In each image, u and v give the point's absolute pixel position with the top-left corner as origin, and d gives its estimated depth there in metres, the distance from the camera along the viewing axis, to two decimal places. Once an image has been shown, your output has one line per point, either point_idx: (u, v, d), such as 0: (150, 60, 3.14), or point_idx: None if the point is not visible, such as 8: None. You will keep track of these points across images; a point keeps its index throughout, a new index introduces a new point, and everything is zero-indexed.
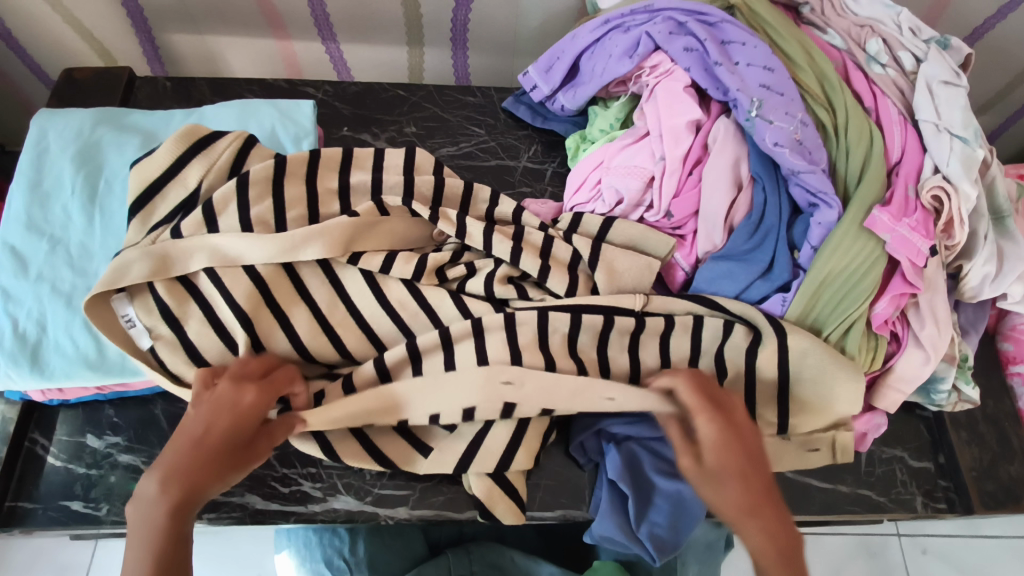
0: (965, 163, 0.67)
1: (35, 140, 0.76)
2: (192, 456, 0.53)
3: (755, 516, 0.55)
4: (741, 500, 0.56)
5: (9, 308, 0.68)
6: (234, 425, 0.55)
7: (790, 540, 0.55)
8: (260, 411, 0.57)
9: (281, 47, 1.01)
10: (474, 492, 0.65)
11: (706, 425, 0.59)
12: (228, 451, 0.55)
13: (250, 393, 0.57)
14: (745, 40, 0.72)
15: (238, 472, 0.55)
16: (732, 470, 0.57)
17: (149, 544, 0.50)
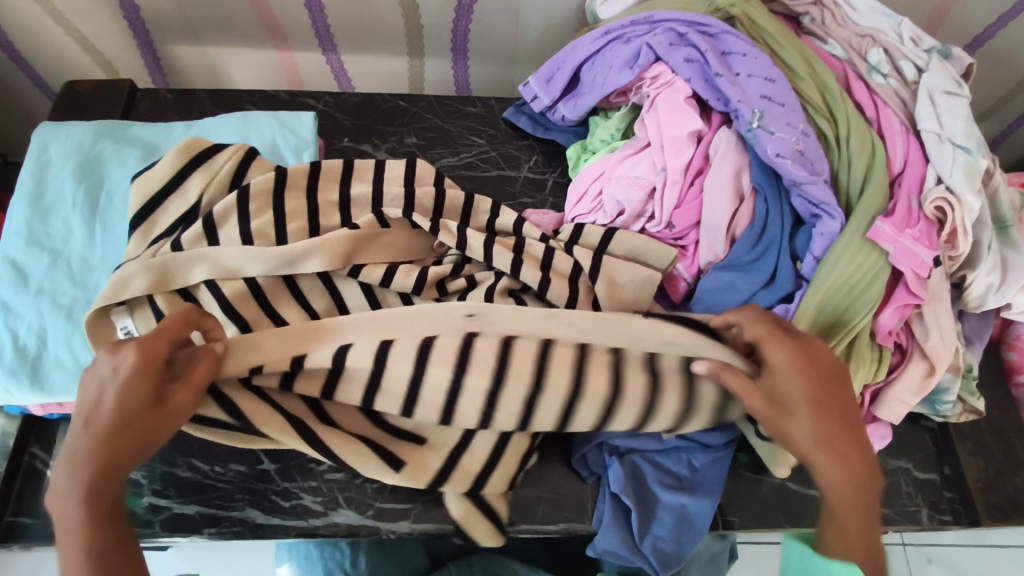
0: (967, 174, 0.67)
1: (36, 153, 0.76)
2: (90, 442, 0.52)
3: (828, 448, 0.57)
4: (819, 436, 0.57)
5: (9, 322, 0.67)
6: (119, 395, 0.52)
7: (862, 469, 0.57)
8: (150, 370, 0.54)
9: (282, 58, 1.02)
10: (452, 512, 0.66)
11: (781, 355, 0.59)
12: (124, 423, 0.52)
13: (128, 359, 0.53)
14: (745, 51, 0.71)
15: (140, 438, 0.52)
16: (805, 399, 0.58)
17: (73, 534, 0.51)
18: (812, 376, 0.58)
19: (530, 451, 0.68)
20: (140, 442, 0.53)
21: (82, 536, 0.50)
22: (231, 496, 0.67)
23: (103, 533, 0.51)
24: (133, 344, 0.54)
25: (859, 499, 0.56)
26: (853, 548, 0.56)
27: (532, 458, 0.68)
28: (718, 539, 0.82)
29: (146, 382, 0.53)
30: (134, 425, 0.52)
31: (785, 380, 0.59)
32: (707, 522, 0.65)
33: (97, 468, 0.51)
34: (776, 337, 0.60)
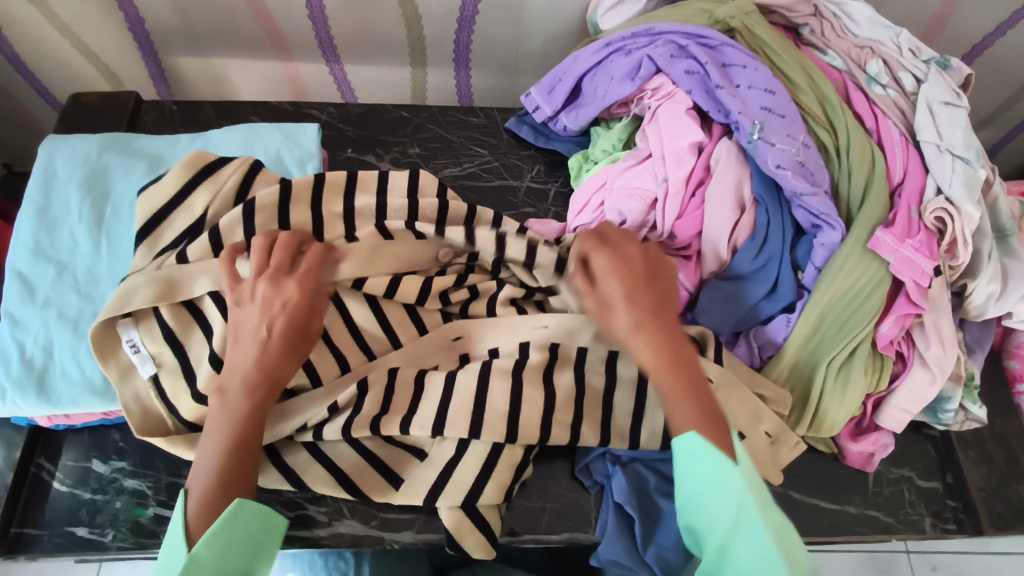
0: (967, 184, 0.68)
1: (43, 165, 0.77)
2: (260, 356, 0.60)
3: (640, 333, 0.61)
4: (634, 323, 0.61)
5: (16, 335, 0.68)
6: (285, 321, 0.61)
7: (676, 350, 0.60)
8: (307, 302, 0.63)
9: (286, 69, 1.03)
10: (444, 521, 0.65)
11: (600, 258, 0.64)
12: (292, 341, 0.61)
13: (292, 289, 0.62)
14: (745, 63, 0.72)
15: (297, 359, 0.62)
16: (618, 294, 0.62)
17: (221, 435, 0.57)
18: (627, 272, 0.63)
19: (524, 461, 0.67)
20: (295, 364, 0.62)
21: (229, 437, 0.57)
22: None
23: (252, 437, 0.58)
24: (293, 279, 0.63)
25: (679, 376, 0.59)
26: (683, 423, 0.58)
27: (528, 468, 0.68)
28: None
29: (305, 314, 0.62)
30: (293, 348, 0.61)
31: (602, 279, 0.63)
32: None
33: (264, 380, 0.59)
34: (596, 245, 0.65)
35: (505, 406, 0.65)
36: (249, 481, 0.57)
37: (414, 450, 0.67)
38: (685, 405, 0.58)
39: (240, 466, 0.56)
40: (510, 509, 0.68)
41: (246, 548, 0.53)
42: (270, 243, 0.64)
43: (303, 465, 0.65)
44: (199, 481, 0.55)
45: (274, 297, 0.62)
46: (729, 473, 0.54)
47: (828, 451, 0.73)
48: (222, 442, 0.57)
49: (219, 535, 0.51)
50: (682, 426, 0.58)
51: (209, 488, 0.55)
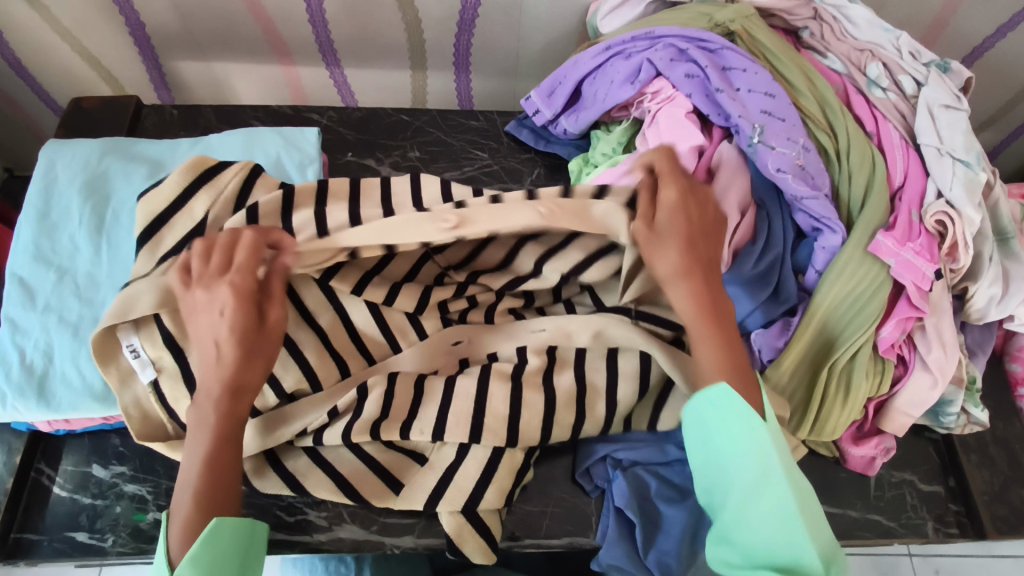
0: (967, 187, 0.68)
1: (43, 170, 0.77)
2: (216, 370, 0.57)
3: (684, 280, 0.59)
4: (682, 267, 0.60)
5: (17, 340, 0.68)
6: (232, 326, 0.57)
7: (717, 301, 0.60)
8: (248, 301, 0.58)
9: (286, 73, 1.03)
10: (444, 526, 0.64)
11: (669, 194, 0.61)
12: (242, 346, 0.57)
13: (226, 295, 0.57)
14: (745, 67, 0.72)
15: (258, 362, 0.58)
16: (675, 237, 0.60)
17: (198, 451, 0.56)
18: (692, 218, 0.61)
19: (525, 466, 0.67)
20: (264, 365, 0.58)
21: (206, 452, 0.56)
22: None
23: (228, 450, 0.56)
24: (228, 281, 0.58)
25: (715, 324, 0.59)
26: (710, 368, 0.58)
27: (529, 472, 0.68)
28: None
29: (251, 314, 0.58)
30: (251, 351, 0.57)
31: (665, 212, 0.61)
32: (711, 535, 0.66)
33: (229, 391, 0.57)
34: (671, 177, 0.63)
35: (505, 410, 0.65)
36: (232, 493, 0.56)
37: (415, 455, 0.66)
38: (718, 354, 0.58)
39: (222, 477, 0.55)
40: (511, 514, 0.68)
41: (233, 557, 0.53)
42: (210, 246, 0.59)
43: (303, 470, 0.65)
44: (182, 497, 0.54)
45: (212, 305, 0.57)
46: (762, 440, 0.54)
47: (829, 456, 0.73)
48: (199, 459, 0.55)
49: (201, 555, 0.51)
50: (711, 374, 0.58)
51: (190, 506, 0.54)
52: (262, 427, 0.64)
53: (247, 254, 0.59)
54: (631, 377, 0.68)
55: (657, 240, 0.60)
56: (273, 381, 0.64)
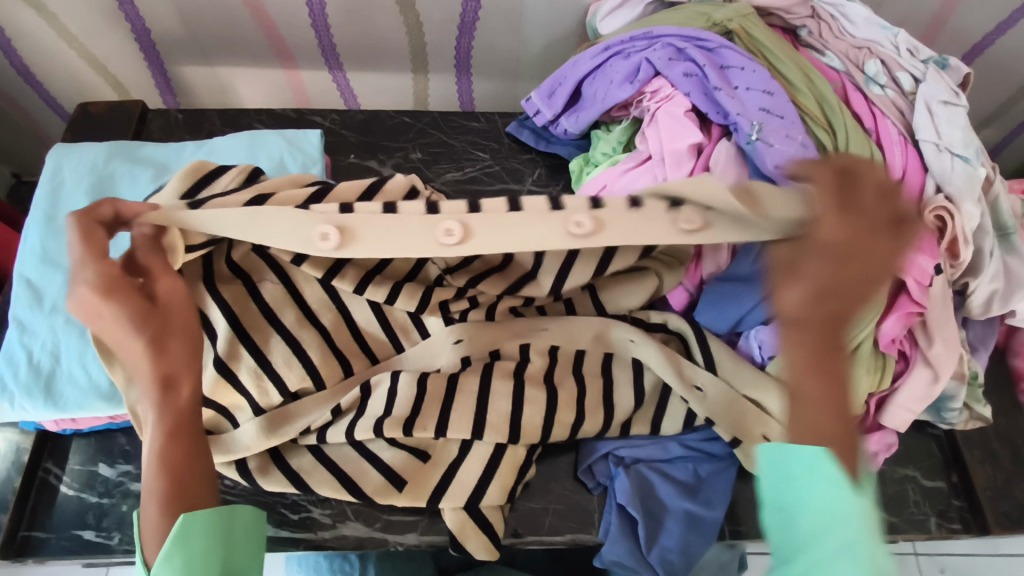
0: (966, 182, 0.68)
1: (51, 173, 0.78)
2: (134, 365, 0.51)
3: (796, 329, 0.48)
4: (796, 312, 0.48)
5: (25, 340, 0.69)
6: (122, 316, 0.51)
7: (832, 359, 0.48)
8: (121, 284, 0.52)
9: (289, 77, 1.04)
10: (447, 523, 0.65)
11: (833, 227, 0.50)
12: (144, 326, 0.52)
13: (86, 293, 0.51)
14: (743, 65, 0.73)
15: (171, 339, 0.53)
16: (817, 279, 0.48)
17: (150, 458, 0.50)
18: (836, 267, 0.49)
19: (527, 462, 0.68)
20: (184, 344, 0.53)
21: (158, 454, 0.50)
22: None
23: (178, 444, 0.51)
24: (81, 278, 0.51)
25: (828, 381, 0.47)
26: (809, 426, 0.48)
27: (531, 469, 0.68)
28: (728, 548, 0.81)
29: (134, 295, 0.52)
30: (158, 331, 0.52)
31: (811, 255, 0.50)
32: (712, 529, 0.66)
33: (157, 383, 0.51)
34: (825, 200, 0.51)
35: (507, 407, 0.66)
36: (206, 484, 0.51)
37: (419, 453, 0.66)
38: (822, 415, 0.47)
39: (191, 473, 0.51)
40: (514, 511, 0.69)
41: (216, 549, 0.49)
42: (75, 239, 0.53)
43: (307, 468, 0.66)
44: (150, 507, 0.49)
45: (84, 302, 0.51)
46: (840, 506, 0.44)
47: None
48: (153, 464, 0.50)
49: (176, 554, 0.47)
50: (825, 436, 0.47)
51: (160, 510, 0.49)
52: (264, 426, 0.64)
53: (83, 240, 0.53)
54: (634, 379, 0.69)
55: (793, 279, 0.50)
56: (276, 380, 0.65)
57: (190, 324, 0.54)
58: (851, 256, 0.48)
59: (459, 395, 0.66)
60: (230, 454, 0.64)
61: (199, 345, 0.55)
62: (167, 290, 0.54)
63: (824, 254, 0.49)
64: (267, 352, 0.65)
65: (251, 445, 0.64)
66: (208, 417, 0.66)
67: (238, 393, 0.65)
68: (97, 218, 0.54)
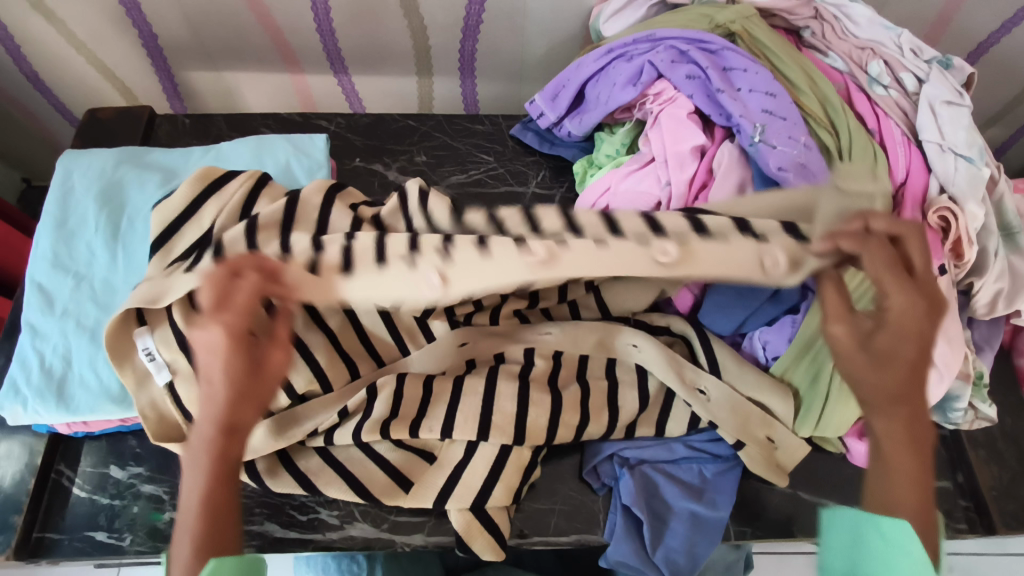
0: (970, 183, 0.69)
1: (61, 179, 0.79)
2: (213, 410, 0.51)
3: (898, 403, 0.51)
4: (891, 391, 0.51)
5: (37, 344, 0.70)
6: (230, 369, 0.51)
7: (919, 427, 0.52)
8: (243, 341, 0.51)
9: (295, 82, 1.05)
10: (454, 524, 0.65)
11: (901, 299, 0.51)
12: (247, 379, 0.52)
13: (219, 336, 0.50)
14: (746, 67, 0.73)
15: (257, 402, 0.53)
16: (903, 346, 0.51)
17: (194, 496, 0.51)
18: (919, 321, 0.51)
19: (533, 464, 0.68)
20: (263, 404, 0.53)
21: (203, 495, 0.51)
22: (250, 511, 0.69)
23: (225, 490, 0.52)
24: (223, 323, 0.51)
25: (916, 456, 0.51)
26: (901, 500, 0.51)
27: (536, 470, 0.69)
28: (735, 548, 0.81)
29: (249, 350, 0.52)
30: (252, 387, 0.52)
31: (888, 335, 0.51)
32: (719, 527, 0.66)
33: (225, 431, 0.52)
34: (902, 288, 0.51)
35: (511, 407, 0.66)
36: (234, 529, 0.52)
37: (425, 454, 0.67)
38: (911, 484, 0.51)
39: (222, 524, 0.51)
40: (520, 511, 0.69)
41: None
42: (228, 274, 0.52)
43: (315, 470, 0.67)
44: (181, 548, 0.49)
45: (204, 342, 0.51)
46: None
47: (835, 452, 0.73)
48: (196, 501, 0.51)
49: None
50: (900, 505, 0.51)
51: (191, 552, 0.49)
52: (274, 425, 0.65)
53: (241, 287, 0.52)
54: (638, 382, 0.70)
55: (878, 362, 0.51)
56: (284, 383, 0.65)
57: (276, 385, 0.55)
58: (870, 338, 0.52)
59: (467, 398, 0.67)
60: None
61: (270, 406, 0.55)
62: (279, 357, 0.54)
63: (879, 332, 0.52)
64: None
65: (260, 447, 0.65)
66: None
67: None
68: (269, 271, 0.54)
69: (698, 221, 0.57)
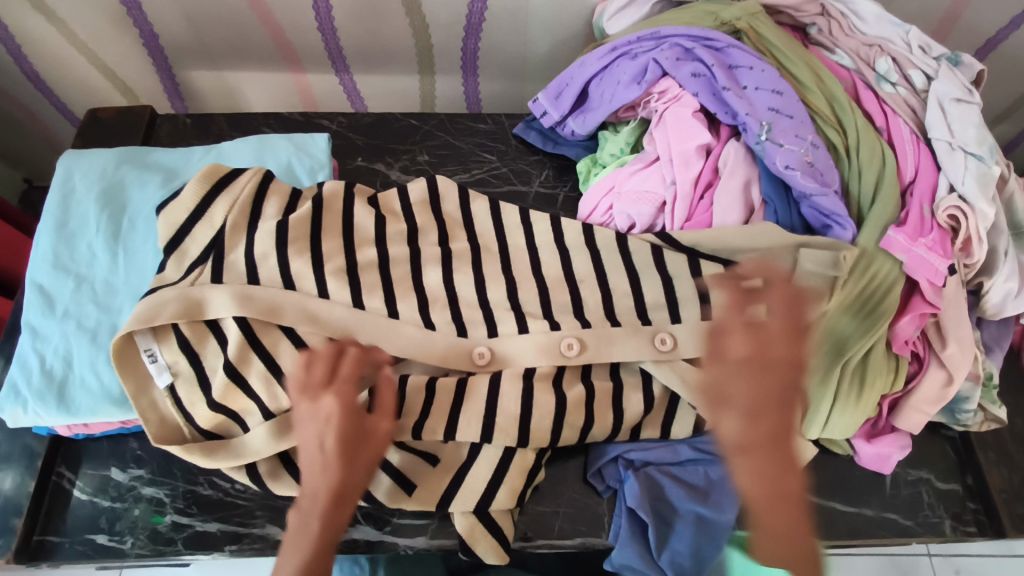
0: (980, 181, 0.67)
1: (62, 179, 0.79)
2: (316, 477, 0.56)
3: (745, 448, 0.55)
4: (742, 441, 0.55)
5: (37, 345, 0.70)
6: (340, 434, 0.56)
7: (783, 481, 0.54)
8: (354, 411, 0.57)
9: (296, 80, 1.04)
10: (457, 526, 0.65)
11: (739, 344, 0.57)
12: (349, 446, 0.57)
13: (332, 404, 0.57)
14: (752, 65, 0.72)
15: (360, 469, 0.57)
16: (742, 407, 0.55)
17: (294, 565, 0.54)
18: (762, 375, 0.56)
19: (537, 467, 0.67)
20: (365, 473, 0.57)
21: (304, 562, 0.53)
22: (252, 513, 0.68)
23: (325, 557, 0.54)
24: (336, 390, 0.58)
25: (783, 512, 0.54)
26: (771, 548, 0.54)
27: (540, 472, 0.68)
28: None
29: (356, 420, 0.57)
30: (355, 452, 0.57)
31: (733, 382, 0.57)
32: (727, 530, 0.65)
33: (330, 498, 0.55)
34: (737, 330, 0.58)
35: (515, 407, 0.65)
36: None
37: (426, 456, 0.66)
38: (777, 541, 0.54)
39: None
40: (523, 514, 0.69)
41: None
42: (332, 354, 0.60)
43: None
44: None
45: (315, 412, 0.57)
46: None
47: (844, 454, 0.72)
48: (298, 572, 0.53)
49: None
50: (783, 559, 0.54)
51: None
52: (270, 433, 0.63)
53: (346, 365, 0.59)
54: (643, 384, 0.69)
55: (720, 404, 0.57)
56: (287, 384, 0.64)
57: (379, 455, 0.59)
58: (722, 385, 0.57)
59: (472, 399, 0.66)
60: (240, 456, 0.64)
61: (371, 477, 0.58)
62: (381, 428, 0.59)
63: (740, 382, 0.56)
64: (277, 356, 0.65)
65: (260, 450, 0.63)
66: (218, 422, 0.65)
67: (248, 397, 0.64)
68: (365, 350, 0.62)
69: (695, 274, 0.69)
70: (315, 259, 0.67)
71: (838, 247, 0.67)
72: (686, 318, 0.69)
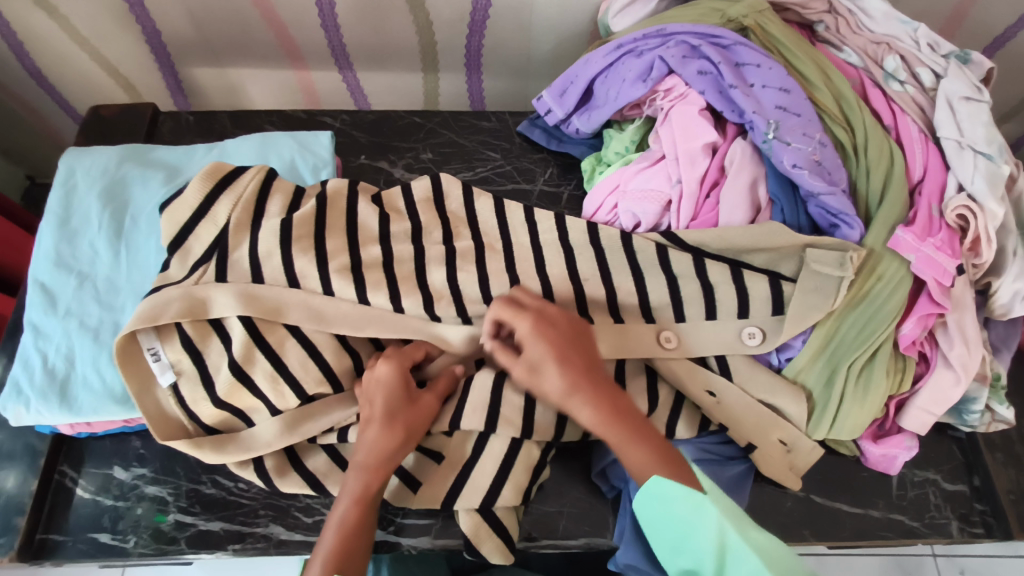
0: (989, 180, 0.67)
1: (64, 177, 0.79)
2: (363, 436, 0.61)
3: (575, 394, 0.61)
4: (566, 387, 0.61)
5: (39, 344, 0.69)
6: (387, 400, 0.62)
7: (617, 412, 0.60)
8: (405, 379, 0.63)
9: (299, 77, 1.03)
10: (462, 526, 0.65)
11: (522, 320, 0.63)
12: (393, 411, 0.61)
13: (387, 369, 0.63)
14: (759, 62, 0.71)
15: (400, 434, 0.61)
16: (547, 358, 0.61)
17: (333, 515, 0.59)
18: (547, 335, 0.63)
19: (542, 463, 0.67)
20: (404, 438, 0.61)
21: (340, 514, 0.59)
22: (255, 512, 0.68)
23: (358, 513, 0.59)
24: (392, 360, 0.64)
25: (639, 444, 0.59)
26: (637, 466, 0.59)
27: (545, 471, 0.68)
28: None
29: (404, 389, 0.63)
30: (397, 417, 0.61)
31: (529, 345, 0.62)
32: None
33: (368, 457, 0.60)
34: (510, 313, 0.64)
35: (521, 405, 0.65)
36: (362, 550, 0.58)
37: (432, 454, 0.65)
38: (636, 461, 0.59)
39: (358, 536, 0.58)
40: (527, 514, 0.68)
41: None
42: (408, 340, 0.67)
43: (323, 469, 0.66)
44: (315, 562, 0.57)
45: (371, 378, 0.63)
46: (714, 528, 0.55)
47: (850, 454, 0.72)
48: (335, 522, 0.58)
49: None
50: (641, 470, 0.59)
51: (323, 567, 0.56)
52: (285, 425, 0.64)
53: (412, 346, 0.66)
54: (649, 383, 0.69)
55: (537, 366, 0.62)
56: (293, 383, 0.64)
57: (423, 424, 0.63)
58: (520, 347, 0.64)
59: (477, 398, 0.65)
60: (249, 449, 0.64)
61: (412, 446, 0.62)
62: (427, 401, 0.63)
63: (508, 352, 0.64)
64: (282, 354, 0.64)
65: (271, 442, 0.64)
66: (223, 419, 0.65)
67: (253, 396, 0.64)
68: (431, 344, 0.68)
69: (701, 271, 0.68)
70: (319, 257, 0.67)
71: (845, 249, 0.66)
72: (692, 317, 0.68)
